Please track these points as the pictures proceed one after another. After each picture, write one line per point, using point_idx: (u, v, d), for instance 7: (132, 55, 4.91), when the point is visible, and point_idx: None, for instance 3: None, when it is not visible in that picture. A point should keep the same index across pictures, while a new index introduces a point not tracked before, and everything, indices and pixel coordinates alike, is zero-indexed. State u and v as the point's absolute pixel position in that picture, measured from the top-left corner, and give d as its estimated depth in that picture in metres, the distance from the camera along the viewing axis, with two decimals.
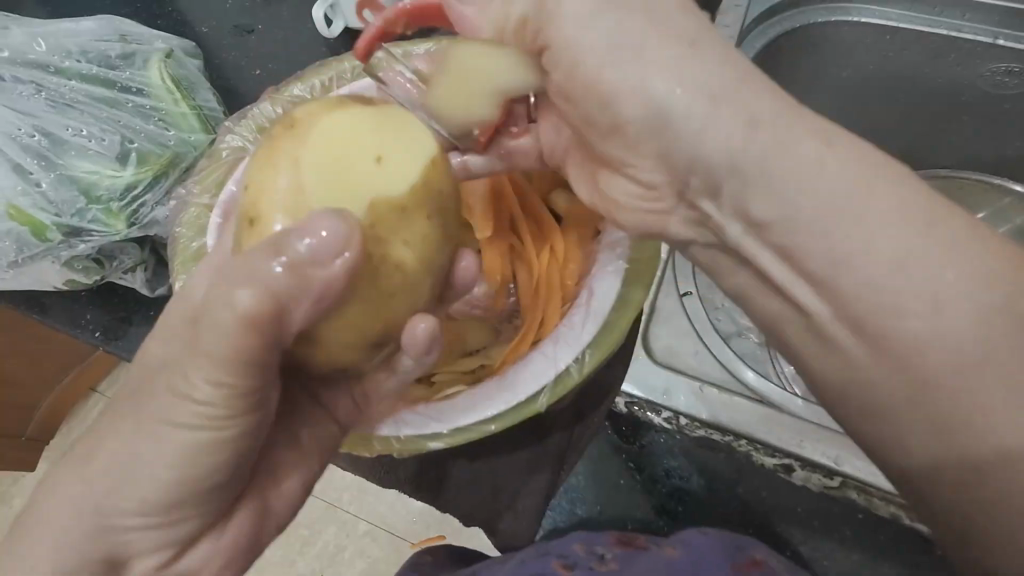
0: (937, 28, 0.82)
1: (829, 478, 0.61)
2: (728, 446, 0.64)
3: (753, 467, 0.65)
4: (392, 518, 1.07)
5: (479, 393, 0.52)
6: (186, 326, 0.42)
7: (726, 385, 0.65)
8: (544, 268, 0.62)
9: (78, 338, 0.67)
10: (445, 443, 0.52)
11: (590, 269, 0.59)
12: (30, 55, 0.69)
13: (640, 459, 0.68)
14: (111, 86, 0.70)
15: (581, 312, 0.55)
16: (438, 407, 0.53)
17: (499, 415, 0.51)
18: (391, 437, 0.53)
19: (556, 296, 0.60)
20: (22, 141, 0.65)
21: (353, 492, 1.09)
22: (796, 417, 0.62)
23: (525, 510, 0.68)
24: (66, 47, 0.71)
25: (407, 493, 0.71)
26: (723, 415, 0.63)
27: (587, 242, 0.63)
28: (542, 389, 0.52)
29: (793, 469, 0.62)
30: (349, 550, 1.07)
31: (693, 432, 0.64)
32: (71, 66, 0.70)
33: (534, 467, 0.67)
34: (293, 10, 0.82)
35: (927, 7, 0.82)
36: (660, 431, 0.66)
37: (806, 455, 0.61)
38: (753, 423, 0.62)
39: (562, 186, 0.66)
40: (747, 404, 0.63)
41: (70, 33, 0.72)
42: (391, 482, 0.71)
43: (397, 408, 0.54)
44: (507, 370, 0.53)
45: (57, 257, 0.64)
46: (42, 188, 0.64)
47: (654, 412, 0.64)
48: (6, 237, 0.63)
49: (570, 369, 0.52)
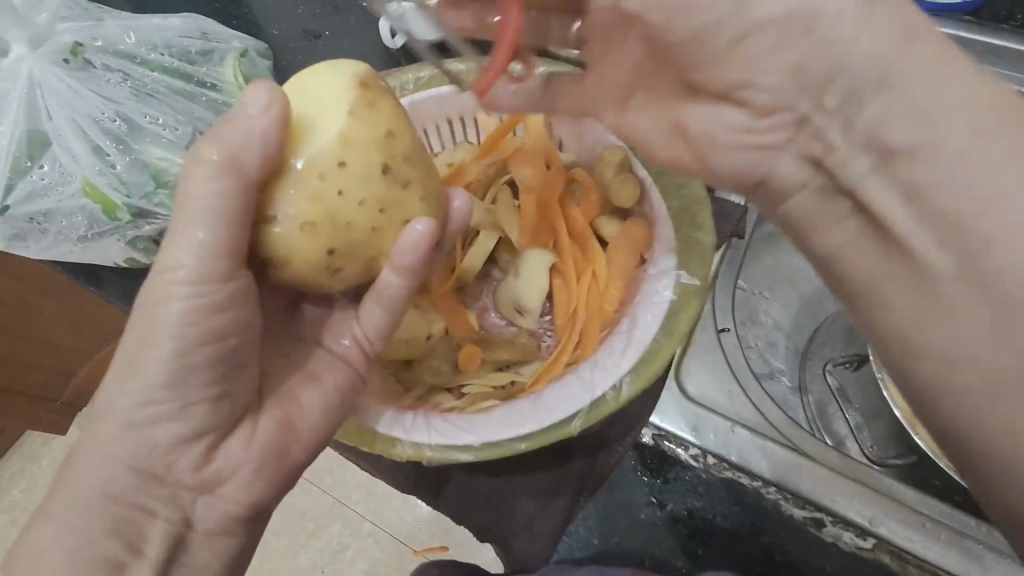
0: (1007, 83, 0.80)
1: (861, 538, 0.60)
2: (756, 492, 0.63)
3: (781, 518, 0.63)
4: (397, 523, 1.07)
5: (514, 409, 0.53)
6: (177, 302, 0.44)
7: (758, 428, 0.64)
8: (585, 291, 0.62)
9: (129, 315, 0.68)
10: (474, 456, 0.51)
11: (633, 296, 0.59)
12: (121, 46, 0.73)
13: (663, 493, 0.65)
14: (189, 79, 0.75)
15: (621, 338, 0.55)
16: (471, 419, 0.53)
17: (531, 434, 0.51)
18: (422, 444, 0.53)
19: (595, 320, 0.60)
20: (104, 125, 0.70)
21: (362, 492, 1.10)
22: (831, 470, 0.61)
23: (542, 534, 0.67)
24: (153, 41, 0.75)
25: (420, 498, 0.71)
26: (752, 459, 0.62)
27: (631, 268, 0.62)
28: (577, 412, 0.51)
29: (823, 524, 0.61)
30: (351, 549, 1.07)
31: (720, 472, 0.64)
32: (156, 59, 0.74)
33: (554, 492, 0.67)
34: (359, 19, 0.85)
35: (1000, 61, 0.81)
36: (687, 468, 0.65)
37: (838, 510, 0.60)
38: (785, 471, 0.62)
39: (610, 213, 0.66)
40: (780, 451, 0.62)
41: (158, 28, 0.76)
42: (404, 483, 0.71)
43: (431, 415, 0.54)
44: (542, 390, 0.53)
45: (123, 235, 0.67)
46: (117, 169, 0.69)
47: (682, 446, 0.65)
48: (80, 213, 0.68)
49: (607, 396, 0.52)
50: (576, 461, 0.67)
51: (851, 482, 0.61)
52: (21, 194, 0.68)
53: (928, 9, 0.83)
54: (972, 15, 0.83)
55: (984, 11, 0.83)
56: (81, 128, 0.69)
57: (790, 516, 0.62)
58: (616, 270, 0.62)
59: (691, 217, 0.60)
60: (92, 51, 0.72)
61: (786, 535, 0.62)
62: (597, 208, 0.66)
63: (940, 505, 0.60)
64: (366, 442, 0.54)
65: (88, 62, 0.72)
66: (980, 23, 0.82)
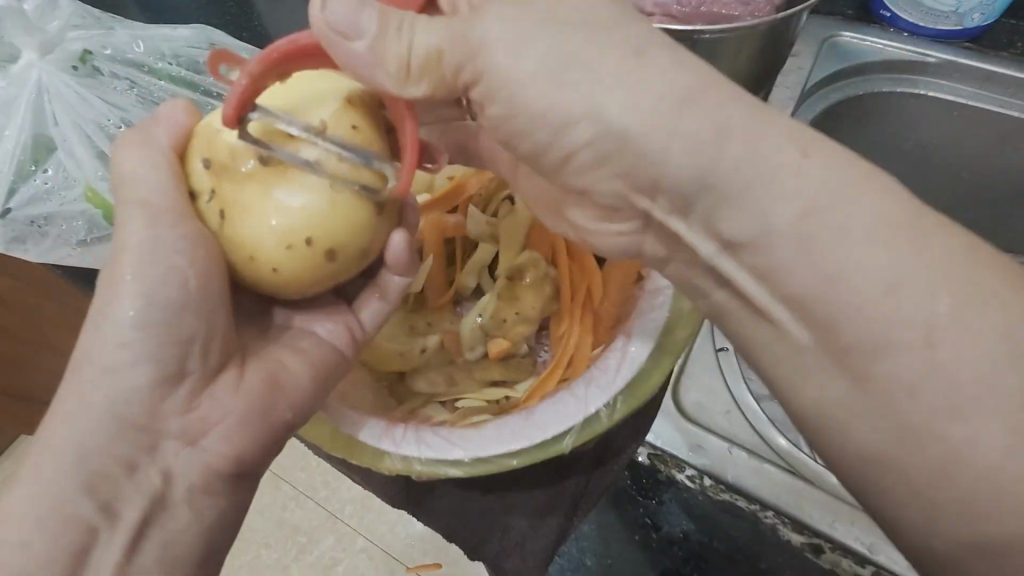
0: (1009, 109, 0.80)
1: (860, 567, 0.58)
2: (753, 516, 0.60)
3: (779, 543, 0.60)
4: (390, 538, 1.03)
5: (506, 424, 0.52)
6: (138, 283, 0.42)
7: (754, 449, 0.63)
8: (579, 308, 0.62)
9: None
10: (462, 471, 0.51)
11: (628, 313, 0.59)
12: (130, 54, 0.75)
13: (656, 516, 0.62)
14: (194, 88, 0.75)
15: (615, 355, 0.54)
16: (461, 433, 0.52)
17: (523, 450, 0.51)
18: (412, 457, 0.52)
19: (587, 333, 0.60)
20: (109, 131, 0.71)
21: (356, 506, 1.05)
22: (829, 494, 0.60)
23: (533, 554, 0.67)
24: (161, 50, 0.76)
25: (395, 504, 0.69)
26: (750, 481, 0.60)
27: (627, 286, 0.61)
28: (569, 429, 0.51)
29: (821, 550, 0.58)
30: (343, 564, 1.01)
31: (716, 494, 0.60)
32: (163, 68, 0.75)
33: (549, 510, 0.67)
34: None
35: (998, 88, 0.81)
36: (681, 489, 0.61)
37: (837, 536, 0.58)
38: (784, 495, 0.59)
39: None
40: (777, 474, 0.60)
41: (167, 37, 0.76)
42: (384, 485, 0.69)
43: (420, 428, 0.54)
44: (535, 406, 0.53)
45: None
46: None
47: (680, 468, 0.61)
48: (81, 218, 0.69)
49: (600, 414, 0.51)
50: (572, 479, 0.67)
51: (850, 508, 0.59)
52: (25, 197, 0.69)
53: (928, 36, 0.83)
54: (974, 42, 0.83)
55: (985, 39, 0.84)
56: (84, 131, 0.70)
57: (787, 542, 0.60)
58: (611, 288, 0.62)
59: None
60: (101, 59, 0.74)
61: (785, 563, 0.61)
62: None
63: None
64: (349, 452, 0.52)
65: (96, 70, 0.74)
66: (980, 50, 0.82)
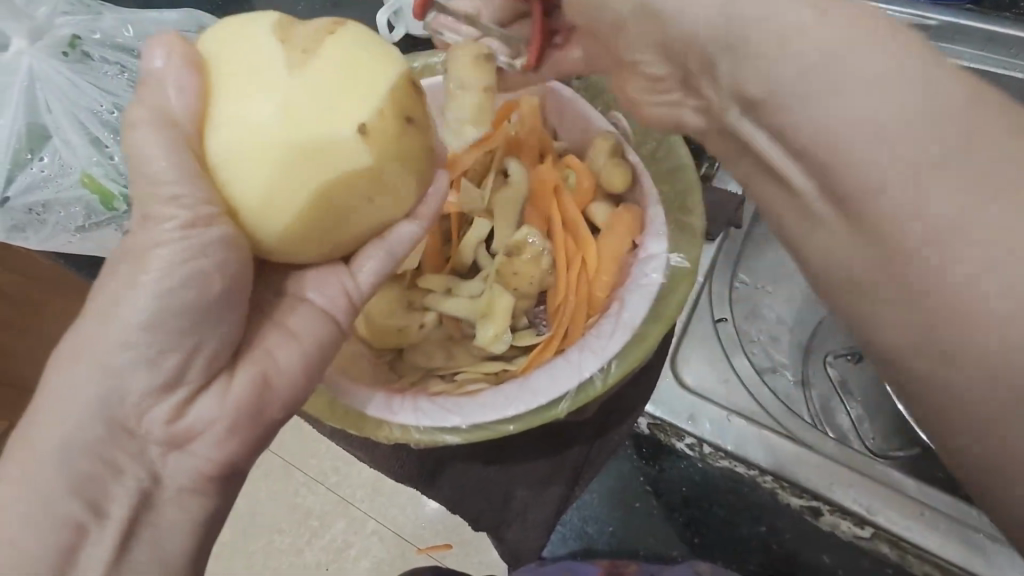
0: (1013, 73, 0.75)
1: (859, 528, 0.58)
2: (752, 481, 0.61)
3: (779, 505, 0.61)
4: (401, 519, 0.98)
5: (500, 391, 0.53)
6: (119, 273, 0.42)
7: (755, 415, 0.62)
8: (575, 275, 0.62)
9: None
10: (461, 438, 0.52)
11: (623, 280, 0.60)
12: (118, 39, 0.74)
13: (658, 483, 0.65)
14: None
15: (610, 320, 0.55)
16: (457, 401, 0.53)
17: (517, 416, 0.51)
18: (408, 426, 0.53)
19: (583, 303, 0.61)
20: (102, 117, 0.71)
21: (368, 490, 1.00)
22: (830, 457, 0.59)
23: (535, 523, 0.66)
24: (151, 34, 0.75)
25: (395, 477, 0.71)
26: (748, 446, 0.60)
27: (622, 254, 0.62)
28: (565, 394, 0.52)
29: (821, 513, 0.59)
30: (356, 547, 0.98)
31: (717, 461, 0.62)
32: None
33: (550, 479, 0.66)
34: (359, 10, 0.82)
35: (1003, 50, 0.76)
36: (683, 457, 0.63)
37: (836, 499, 0.58)
38: (787, 461, 0.59)
39: (601, 198, 0.66)
40: (780, 441, 0.60)
41: (155, 21, 0.76)
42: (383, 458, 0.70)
43: (417, 398, 0.54)
44: (530, 373, 0.53)
45: (119, 224, 0.68)
46: (116, 161, 0.70)
47: (679, 437, 0.62)
48: (77, 203, 0.69)
49: (594, 379, 0.52)
50: (573, 450, 0.66)
51: (852, 471, 0.59)
52: (22, 185, 0.69)
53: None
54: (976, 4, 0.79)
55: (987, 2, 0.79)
56: (78, 118, 0.70)
57: (787, 505, 0.61)
58: (605, 256, 0.62)
59: (681, 202, 0.62)
60: (90, 44, 0.73)
61: (784, 526, 0.62)
62: (591, 193, 0.66)
63: (943, 496, 0.58)
64: (349, 423, 0.53)
65: (86, 55, 0.73)
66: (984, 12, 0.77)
